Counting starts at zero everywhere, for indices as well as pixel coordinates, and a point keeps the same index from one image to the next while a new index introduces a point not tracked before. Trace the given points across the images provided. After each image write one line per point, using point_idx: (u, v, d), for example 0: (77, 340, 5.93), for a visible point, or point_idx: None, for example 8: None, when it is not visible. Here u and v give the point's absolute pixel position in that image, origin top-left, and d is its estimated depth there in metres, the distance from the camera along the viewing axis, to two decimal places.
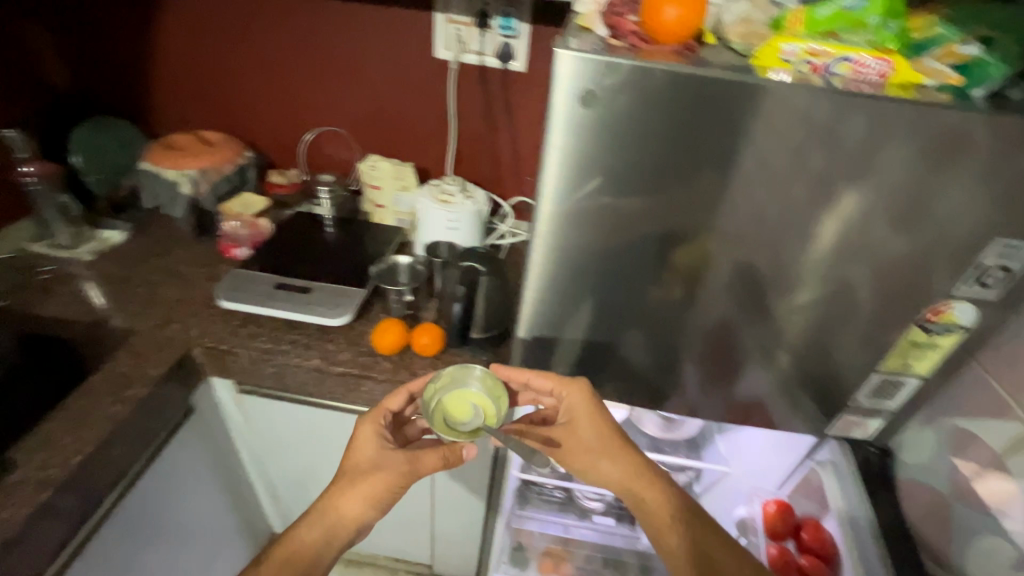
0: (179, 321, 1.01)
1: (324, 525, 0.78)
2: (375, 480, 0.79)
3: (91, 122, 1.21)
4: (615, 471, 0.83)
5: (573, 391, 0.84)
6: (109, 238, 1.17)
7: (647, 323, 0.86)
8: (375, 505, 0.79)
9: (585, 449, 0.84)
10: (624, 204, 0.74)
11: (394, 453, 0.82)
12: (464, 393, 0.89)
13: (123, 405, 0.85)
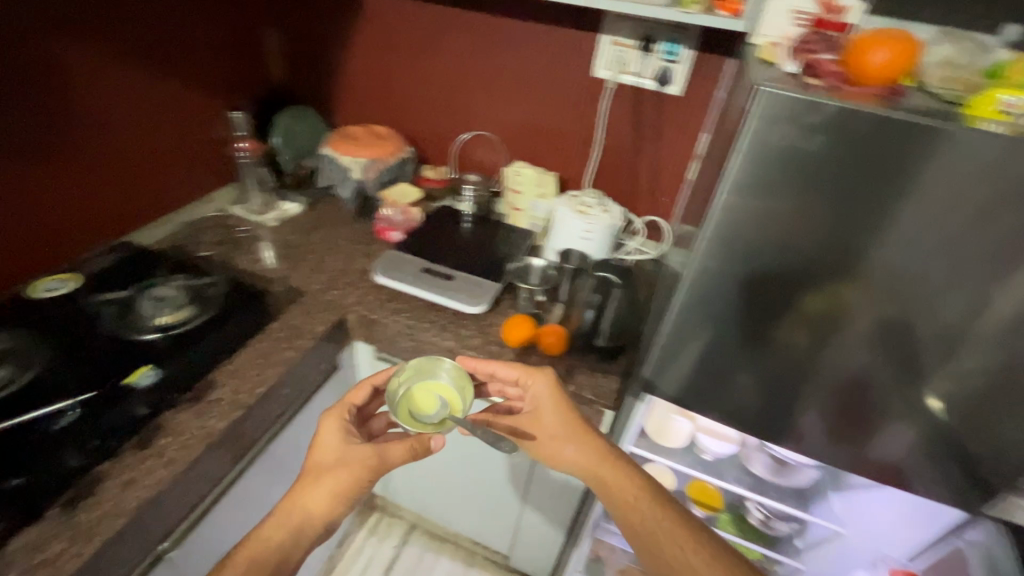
0: (339, 288, 1.16)
1: (286, 525, 0.74)
2: (336, 472, 0.78)
3: (293, 110, 1.41)
4: (579, 454, 0.85)
5: (539, 380, 0.90)
6: (290, 209, 1.36)
7: (788, 364, 0.83)
8: (340, 499, 0.77)
9: (551, 435, 0.87)
10: (796, 243, 0.72)
11: (358, 446, 0.80)
12: (429, 385, 0.88)
13: (295, 351, 0.98)
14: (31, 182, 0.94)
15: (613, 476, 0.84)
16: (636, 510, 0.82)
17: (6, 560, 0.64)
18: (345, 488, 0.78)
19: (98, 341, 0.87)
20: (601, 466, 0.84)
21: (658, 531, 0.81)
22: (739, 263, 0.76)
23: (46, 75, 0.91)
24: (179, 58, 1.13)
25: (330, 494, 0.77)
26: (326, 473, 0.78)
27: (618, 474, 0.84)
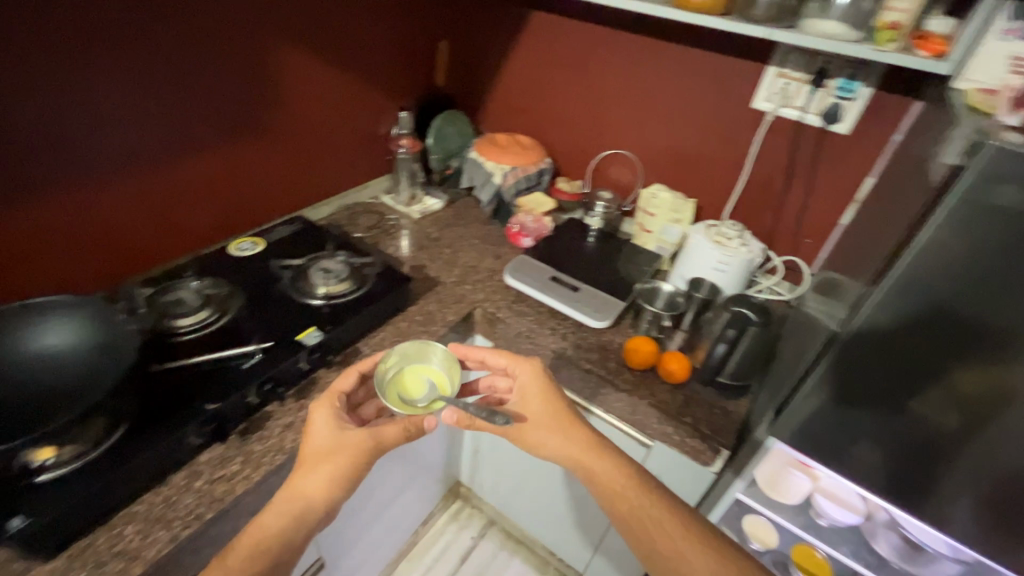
0: (470, 283, 1.23)
1: (288, 510, 0.71)
2: (334, 457, 0.73)
3: (447, 112, 1.50)
4: (556, 439, 0.84)
5: (526, 366, 0.88)
6: (433, 204, 1.48)
7: (949, 463, 0.71)
8: (336, 486, 0.73)
9: (536, 422, 0.85)
10: (997, 331, 0.61)
11: (349, 433, 0.75)
12: (416, 370, 0.84)
13: (430, 335, 1.07)
14: (239, 157, 1.11)
15: (597, 462, 0.82)
16: (624, 497, 0.80)
17: (195, 471, 0.77)
18: (339, 472, 0.73)
19: (276, 300, 0.98)
20: (589, 452, 0.83)
21: (649, 520, 0.78)
22: (913, 335, 0.66)
23: (264, 68, 1.07)
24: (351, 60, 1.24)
25: (326, 479, 0.72)
26: (320, 458, 0.73)
27: (604, 461, 0.82)
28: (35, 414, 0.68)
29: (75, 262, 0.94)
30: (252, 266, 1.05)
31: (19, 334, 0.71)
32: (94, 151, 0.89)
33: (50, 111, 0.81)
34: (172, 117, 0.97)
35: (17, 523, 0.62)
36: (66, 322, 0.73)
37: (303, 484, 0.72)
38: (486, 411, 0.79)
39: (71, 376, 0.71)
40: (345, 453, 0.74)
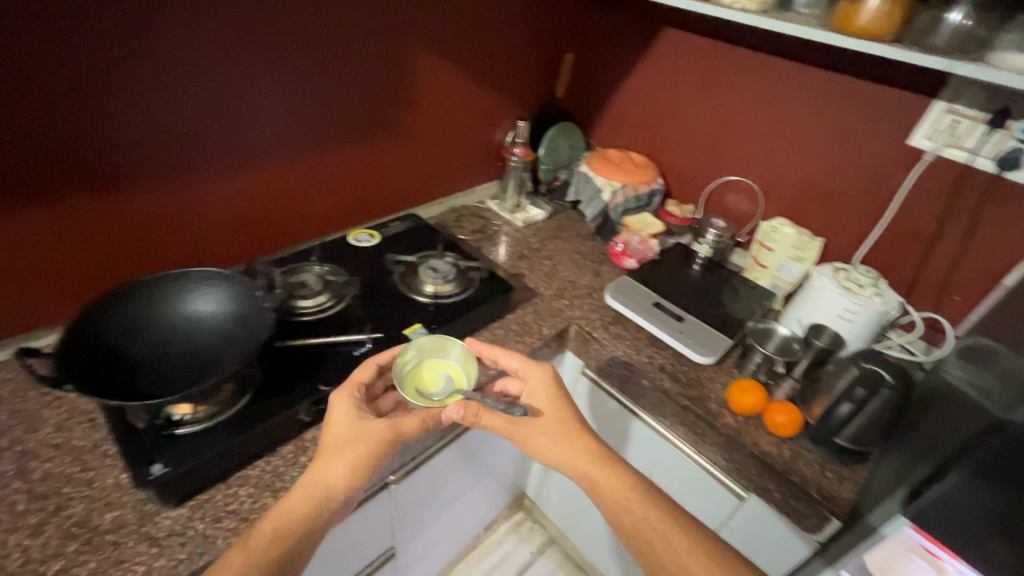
0: (567, 298, 1.22)
1: (310, 495, 0.69)
2: (355, 447, 0.72)
3: (561, 124, 1.50)
4: (562, 447, 0.80)
5: (538, 373, 0.87)
6: (536, 215, 1.48)
7: None
8: (354, 475, 0.71)
9: (543, 429, 0.81)
10: None
11: (368, 424, 0.74)
12: (435, 365, 0.86)
13: (525, 346, 1.06)
14: (367, 153, 1.17)
15: (599, 472, 0.79)
16: (623, 504, 0.77)
17: (302, 446, 0.81)
18: (358, 461, 0.72)
19: (387, 293, 1.02)
20: (591, 461, 0.79)
21: (645, 524, 0.75)
22: None
23: (400, 69, 1.13)
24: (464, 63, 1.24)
25: (345, 467, 0.71)
26: (340, 447, 0.72)
27: (608, 472, 0.79)
28: (185, 372, 0.75)
29: (221, 236, 1.03)
30: (367, 258, 1.11)
31: (181, 297, 0.79)
32: (249, 136, 0.97)
33: (221, 97, 0.90)
34: (287, 105, 0.99)
35: (157, 471, 0.68)
36: (219, 291, 0.80)
37: (324, 472, 0.71)
38: (502, 405, 0.81)
39: (218, 341, 0.78)
40: (369, 441, 0.73)
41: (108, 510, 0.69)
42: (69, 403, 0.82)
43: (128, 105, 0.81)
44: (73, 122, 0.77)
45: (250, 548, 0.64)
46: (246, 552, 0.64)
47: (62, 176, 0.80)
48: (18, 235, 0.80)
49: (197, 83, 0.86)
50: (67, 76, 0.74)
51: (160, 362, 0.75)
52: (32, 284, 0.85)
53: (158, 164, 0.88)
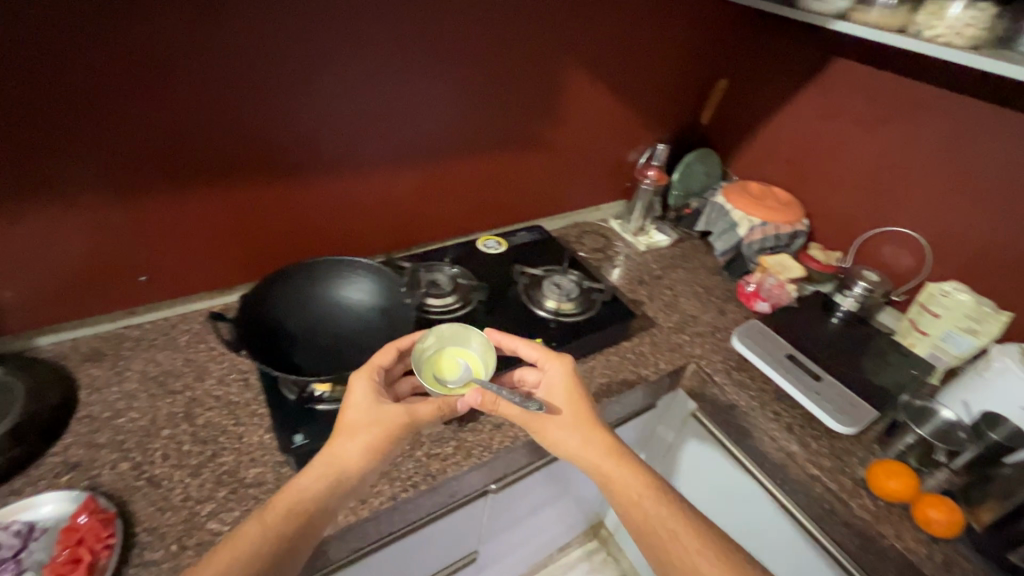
0: (687, 334, 1.15)
1: (329, 471, 0.65)
2: (375, 428, 0.69)
3: (700, 150, 1.43)
4: (577, 442, 0.73)
5: (559, 366, 0.81)
6: (660, 241, 1.42)
7: None
8: (373, 456, 0.68)
9: (559, 423, 0.75)
10: None
11: (389, 407, 0.71)
12: (452, 354, 0.83)
13: (639, 378, 1.02)
14: (508, 163, 1.20)
15: (615, 469, 0.71)
16: (637, 502, 0.69)
17: (418, 440, 0.84)
18: (378, 444, 0.68)
19: (510, 303, 1.04)
20: (607, 456, 0.72)
21: (656, 516, 0.68)
22: None
23: (553, 85, 1.14)
24: (611, 80, 1.22)
25: (364, 448, 0.67)
26: (359, 428, 0.69)
27: (623, 470, 0.71)
28: (331, 353, 0.81)
29: (369, 230, 1.11)
30: (494, 266, 1.13)
31: (334, 283, 0.86)
32: (407, 139, 1.03)
33: (393, 101, 0.97)
34: (442, 110, 1.03)
35: (299, 441, 0.75)
36: (368, 282, 0.86)
37: (343, 453, 0.67)
38: (519, 398, 0.77)
39: (361, 330, 0.83)
40: (391, 423, 0.70)
41: (252, 465, 0.77)
42: (230, 361, 0.92)
43: (312, 102, 0.89)
44: (267, 112, 0.86)
45: (266, 523, 0.60)
46: (260, 525, 0.60)
47: (250, 160, 0.89)
48: (215, 210, 0.91)
49: (375, 87, 0.93)
50: (270, 73, 0.83)
51: (311, 339, 0.82)
52: (216, 254, 0.96)
53: (331, 159, 0.97)
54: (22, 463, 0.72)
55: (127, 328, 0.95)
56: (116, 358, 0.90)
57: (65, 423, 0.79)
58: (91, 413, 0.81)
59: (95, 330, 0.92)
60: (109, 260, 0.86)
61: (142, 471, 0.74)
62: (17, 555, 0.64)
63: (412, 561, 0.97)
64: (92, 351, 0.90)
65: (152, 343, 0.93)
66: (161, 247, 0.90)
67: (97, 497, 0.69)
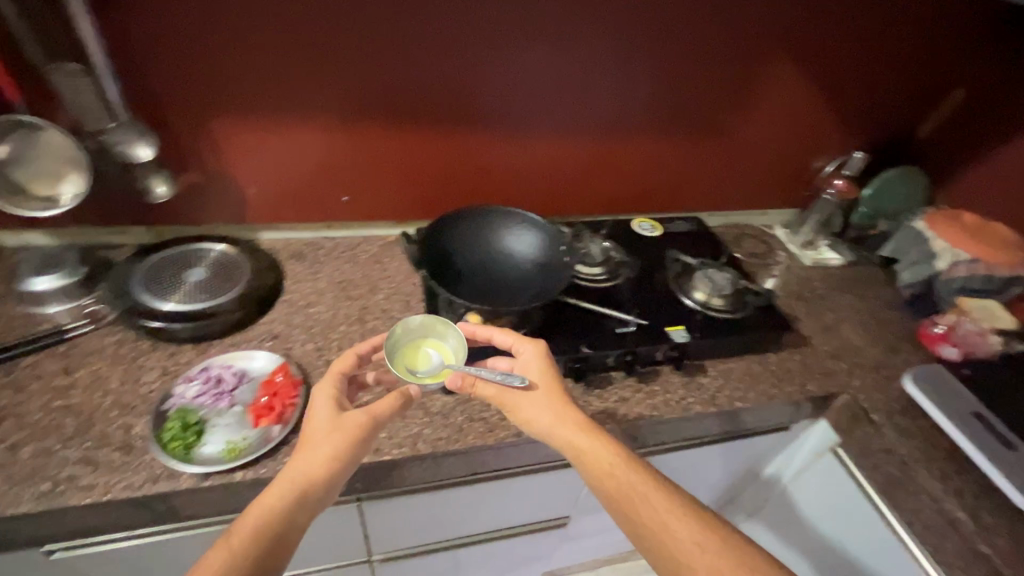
0: (845, 361, 1.04)
1: (295, 484, 0.61)
2: (340, 434, 0.65)
3: (904, 168, 1.26)
4: (546, 416, 0.72)
5: (531, 350, 0.78)
6: (832, 258, 1.27)
7: None
8: (340, 466, 0.64)
9: (532, 397, 0.73)
10: None
11: (349, 413, 0.67)
12: (426, 342, 0.79)
13: (782, 394, 0.95)
14: (680, 148, 1.18)
15: (580, 439, 0.70)
16: (608, 475, 0.67)
17: None
18: (343, 451, 0.64)
19: (656, 285, 1.02)
20: (576, 426, 0.71)
21: (625, 486, 0.66)
22: None
23: (747, 73, 1.10)
24: (812, 72, 1.13)
25: (331, 459, 0.63)
26: (321, 438, 0.65)
27: (591, 442, 0.69)
28: (484, 290, 0.87)
29: (534, 193, 1.16)
30: (646, 249, 1.11)
31: (505, 232, 0.92)
32: (588, 107, 1.06)
33: (585, 71, 1.00)
34: (629, 82, 1.04)
35: None
36: (532, 236, 0.91)
37: (308, 464, 0.63)
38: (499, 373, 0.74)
39: (518, 278, 0.89)
40: (353, 429, 0.66)
41: None
42: (397, 283, 1.04)
43: (514, 58, 0.96)
44: (474, 63, 0.95)
45: (235, 541, 0.57)
46: (227, 552, 0.56)
47: (450, 106, 0.99)
48: (411, 148, 1.03)
49: (571, 54, 0.98)
50: (486, 27, 0.92)
51: (474, 277, 0.89)
52: (404, 189, 1.08)
53: (516, 118, 1.04)
54: (242, 323, 0.90)
55: (323, 238, 1.11)
56: (313, 260, 1.06)
57: (274, 301, 0.95)
58: (290, 298, 0.98)
59: (300, 235, 1.10)
60: (325, 176, 1.02)
61: (323, 355, 0.89)
62: (232, 391, 0.80)
63: (508, 504, 1.02)
64: (296, 250, 1.07)
65: (340, 254, 1.09)
66: (364, 171, 1.04)
67: (289, 364, 0.84)
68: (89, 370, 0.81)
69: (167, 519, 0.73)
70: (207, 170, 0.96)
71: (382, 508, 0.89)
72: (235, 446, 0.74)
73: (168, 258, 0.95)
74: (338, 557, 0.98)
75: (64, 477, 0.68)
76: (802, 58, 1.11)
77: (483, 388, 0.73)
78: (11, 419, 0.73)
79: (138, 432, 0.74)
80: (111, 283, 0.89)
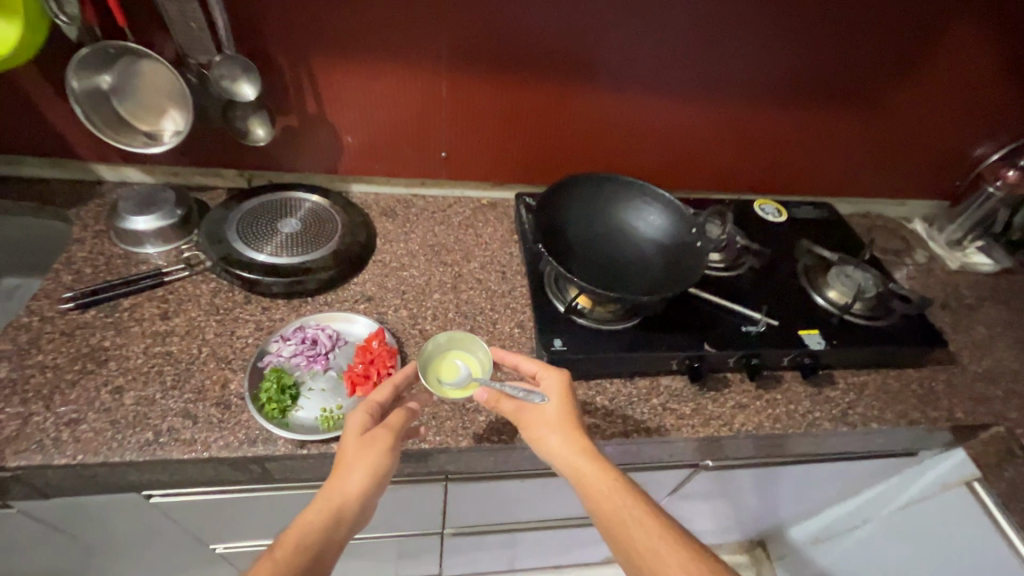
0: (1000, 387, 0.90)
1: (331, 501, 0.58)
2: (370, 448, 0.61)
3: None
4: (554, 438, 0.64)
5: (552, 373, 0.69)
6: (982, 263, 1.10)
7: None
8: (375, 481, 0.60)
9: (544, 415, 0.66)
10: None
11: (374, 430, 0.63)
12: (453, 354, 0.74)
13: (925, 418, 0.83)
14: (821, 120, 1.02)
15: (582, 459, 0.63)
16: (604, 502, 0.60)
17: (657, 388, 0.80)
18: (377, 466, 0.61)
19: (784, 280, 0.90)
20: (578, 448, 0.64)
21: (618, 515, 0.59)
22: None
23: (926, 34, 0.91)
24: (1008, 35, 0.93)
25: (365, 475, 0.60)
26: (355, 455, 0.61)
27: (593, 467, 0.62)
28: (602, 268, 0.78)
29: (646, 159, 1.04)
30: (771, 237, 0.99)
31: (630, 210, 0.81)
32: (727, 65, 0.91)
33: (730, 21, 0.86)
34: (783, 36, 0.88)
35: (558, 346, 0.75)
36: (659, 216, 0.80)
37: (342, 482, 0.59)
38: (521, 389, 0.69)
39: (638, 260, 0.78)
40: (382, 442, 0.62)
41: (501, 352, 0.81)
42: (491, 251, 0.96)
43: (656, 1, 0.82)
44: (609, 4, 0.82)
45: (278, 558, 0.53)
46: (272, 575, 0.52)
47: (571, 54, 0.87)
48: (521, 101, 0.93)
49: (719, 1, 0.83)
50: None
51: (588, 252, 0.79)
52: (506, 147, 0.99)
53: (640, 74, 0.91)
54: (336, 282, 0.85)
55: (414, 196, 1.04)
56: (405, 218, 1.00)
57: (367, 260, 0.90)
58: (383, 259, 0.92)
59: (392, 190, 1.03)
60: (424, 128, 0.94)
61: (416, 324, 0.83)
62: (327, 354, 0.76)
63: None
64: (387, 207, 1.01)
65: (432, 214, 1.01)
66: (466, 124, 0.95)
67: (385, 331, 0.79)
68: (186, 317, 0.78)
69: (261, 480, 0.71)
70: (306, 114, 0.89)
71: (466, 489, 0.84)
72: (330, 415, 0.70)
73: (263, 204, 0.91)
74: (415, 526, 0.97)
75: (165, 428, 0.67)
76: (1001, 17, 0.91)
77: (505, 405, 0.67)
78: (114, 360, 0.72)
79: (235, 389, 0.71)
80: (207, 229, 0.85)
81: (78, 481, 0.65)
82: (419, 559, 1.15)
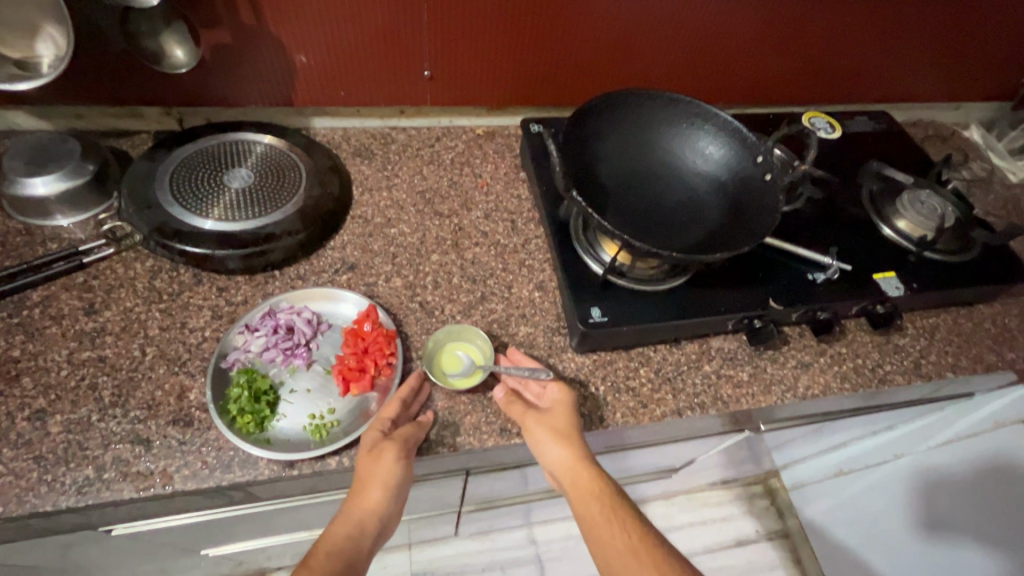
0: None
1: (354, 514, 0.49)
2: (383, 454, 0.51)
3: None
4: (557, 451, 0.54)
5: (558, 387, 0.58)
6: None
7: None
8: (397, 489, 0.51)
9: (549, 420, 0.56)
10: None
11: (382, 442, 0.52)
12: (452, 345, 0.63)
13: (1005, 362, 0.73)
14: (892, 11, 0.83)
15: (583, 470, 0.53)
16: (597, 520, 0.52)
17: (708, 352, 0.68)
18: (394, 473, 0.50)
19: (845, 211, 0.76)
20: (579, 459, 0.54)
21: (609, 535, 0.51)
22: None
23: None
24: None
25: (384, 482, 0.50)
26: (367, 468, 0.51)
27: (594, 481, 0.53)
28: (647, 213, 0.63)
29: (677, 70, 0.85)
30: (824, 159, 0.83)
31: (678, 139, 0.66)
32: None
33: None
34: None
35: (597, 316, 0.61)
36: (714, 146, 0.65)
37: (361, 492, 0.50)
38: (526, 367, 0.60)
39: (691, 201, 0.64)
40: (391, 450, 0.51)
41: (523, 323, 0.66)
42: (496, 195, 0.79)
43: None
44: None
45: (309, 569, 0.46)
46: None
47: None
48: None
49: None
50: None
51: (628, 195, 0.64)
52: (505, 60, 0.78)
53: None
54: (307, 249, 0.68)
55: (392, 129, 0.84)
56: (384, 159, 0.80)
57: (343, 220, 0.72)
58: (363, 213, 0.74)
59: (363, 123, 0.83)
60: (398, 39, 0.73)
61: (415, 294, 0.67)
62: (308, 345, 0.61)
63: (628, 469, 0.85)
64: (360, 145, 0.81)
65: (418, 151, 0.82)
66: (455, 32, 0.73)
67: (378, 308, 0.64)
68: (120, 309, 0.61)
69: (244, 502, 0.58)
70: (238, 26, 0.67)
71: (485, 478, 0.73)
72: (320, 424, 0.56)
73: (201, 152, 0.71)
74: (427, 508, 0.86)
75: (110, 460, 0.52)
76: None
77: (516, 408, 0.58)
78: (29, 376, 0.56)
79: (196, 399, 0.56)
80: (131, 190, 0.65)
81: (7, 532, 0.51)
82: (431, 530, 1.07)
